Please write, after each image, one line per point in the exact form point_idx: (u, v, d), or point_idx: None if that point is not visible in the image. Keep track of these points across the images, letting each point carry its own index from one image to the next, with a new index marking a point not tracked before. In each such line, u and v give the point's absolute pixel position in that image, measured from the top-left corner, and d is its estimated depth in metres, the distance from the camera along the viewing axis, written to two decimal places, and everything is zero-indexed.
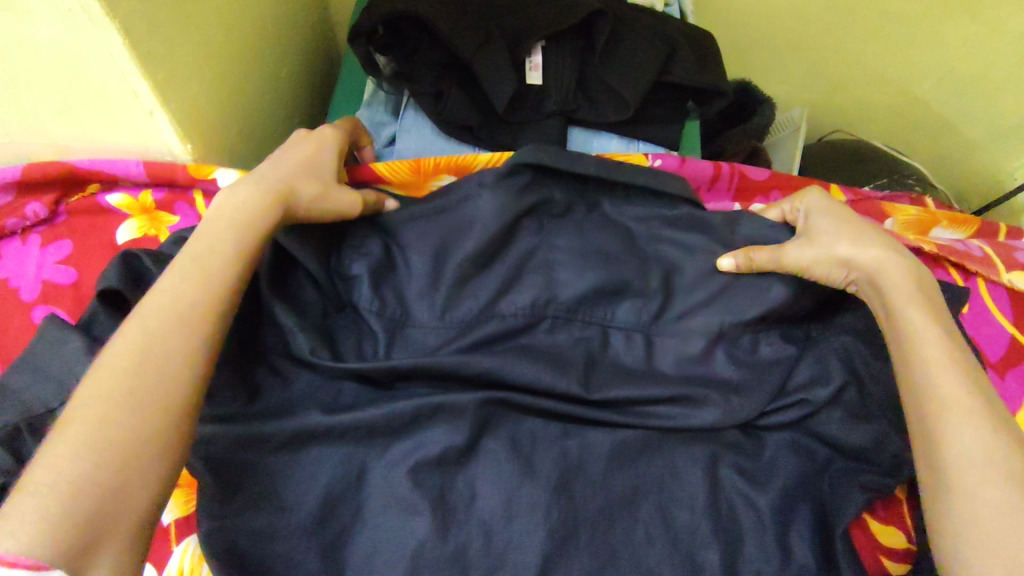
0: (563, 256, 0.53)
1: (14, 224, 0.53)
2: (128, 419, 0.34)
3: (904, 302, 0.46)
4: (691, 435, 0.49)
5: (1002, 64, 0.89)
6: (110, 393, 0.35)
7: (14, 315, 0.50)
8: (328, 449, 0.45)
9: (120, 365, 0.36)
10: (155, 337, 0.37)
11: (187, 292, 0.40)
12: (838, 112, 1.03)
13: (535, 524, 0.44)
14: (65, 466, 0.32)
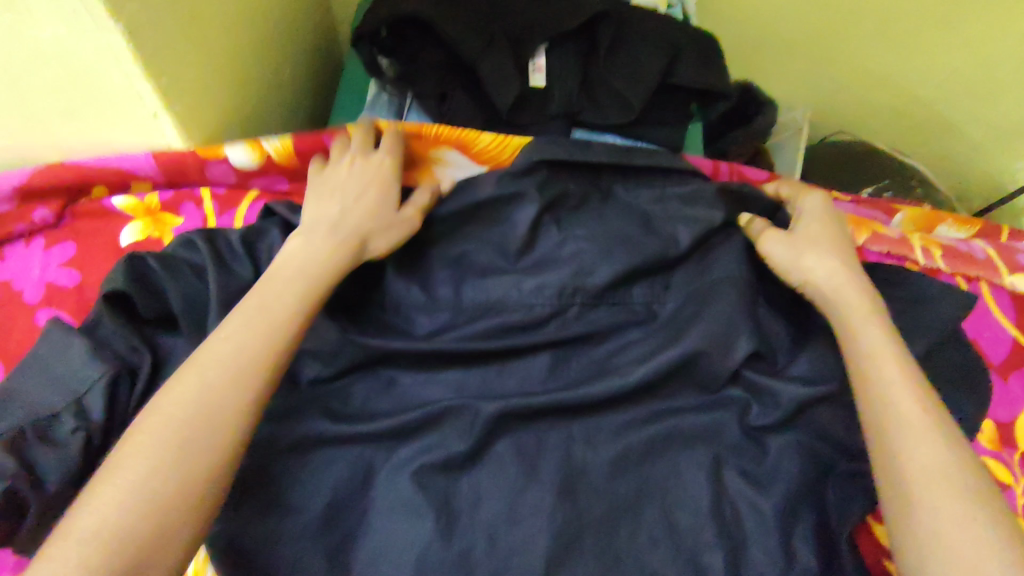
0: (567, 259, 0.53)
1: (21, 229, 0.52)
2: (163, 479, 0.34)
3: (856, 316, 0.46)
4: (697, 437, 0.49)
5: (1006, 67, 0.89)
6: (160, 441, 0.35)
7: (18, 318, 0.50)
8: (335, 453, 0.45)
9: (173, 413, 0.36)
10: (208, 386, 0.38)
11: (246, 341, 0.40)
12: (841, 114, 1.03)
13: (539, 527, 0.44)
14: (108, 514, 0.33)
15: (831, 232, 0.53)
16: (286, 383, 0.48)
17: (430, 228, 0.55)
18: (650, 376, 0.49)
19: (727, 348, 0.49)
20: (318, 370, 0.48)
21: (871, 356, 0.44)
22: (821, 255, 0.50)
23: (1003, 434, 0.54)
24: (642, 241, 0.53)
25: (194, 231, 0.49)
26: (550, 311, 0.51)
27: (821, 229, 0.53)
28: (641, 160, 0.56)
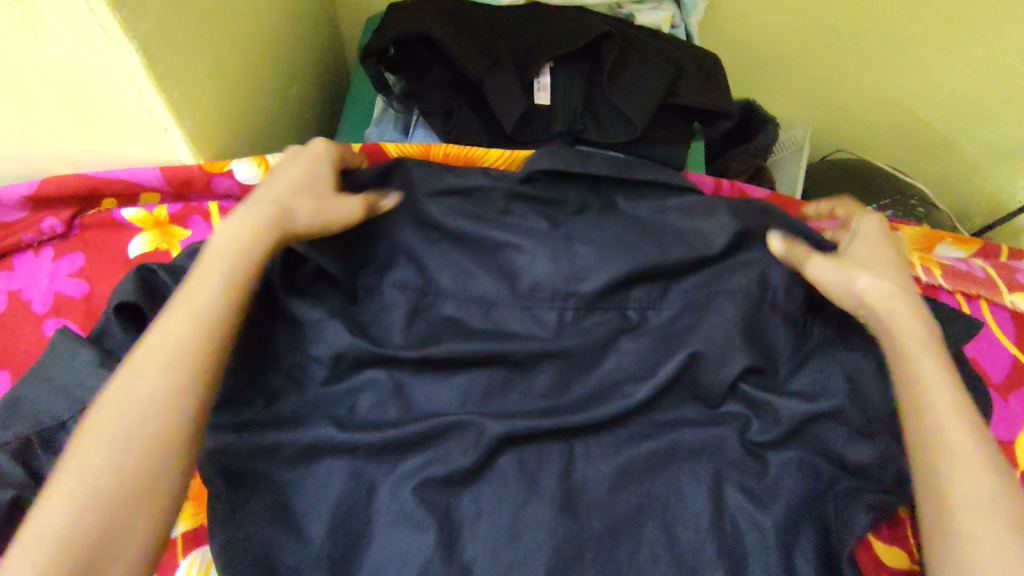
0: (565, 271, 0.53)
1: (30, 239, 0.53)
2: (108, 472, 0.35)
3: (913, 345, 0.46)
4: (698, 452, 0.50)
5: (1009, 84, 0.89)
6: (100, 441, 0.36)
7: (26, 328, 0.50)
8: (337, 463, 0.46)
9: (100, 428, 0.37)
10: (138, 378, 0.38)
11: (180, 330, 0.40)
12: (841, 132, 1.04)
13: (540, 541, 0.45)
14: (54, 511, 0.34)
15: (879, 249, 0.52)
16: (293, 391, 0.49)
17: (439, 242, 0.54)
18: (649, 387, 0.50)
19: (717, 364, 0.50)
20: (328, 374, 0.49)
21: (926, 391, 0.43)
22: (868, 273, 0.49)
23: (1004, 453, 0.54)
24: (645, 258, 0.53)
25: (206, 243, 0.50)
26: (548, 316, 0.53)
27: (868, 249, 0.52)
28: (644, 175, 0.57)
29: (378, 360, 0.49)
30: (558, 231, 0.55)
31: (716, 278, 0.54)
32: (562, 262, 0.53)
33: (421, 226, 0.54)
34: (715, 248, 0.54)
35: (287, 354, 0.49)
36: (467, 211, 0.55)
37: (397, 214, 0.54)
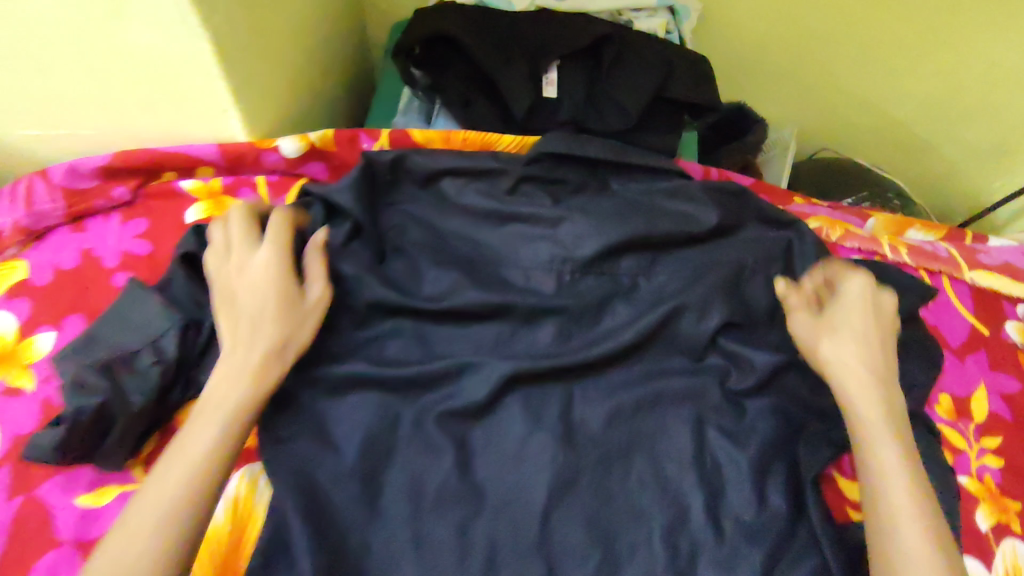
0: (562, 239, 0.61)
1: (101, 205, 0.60)
2: (166, 521, 0.41)
3: (877, 430, 0.49)
4: (682, 397, 0.57)
5: (977, 85, 0.93)
6: (164, 492, 0.42)
7: (98, 279, 0.58)
8: (369, 395, 0.53)
9: (164, 481, 0.42)
10: (200, 439, 0.44)
11: (238, 398, 0.46)
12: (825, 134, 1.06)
13: (543, 465, 0.52)
14: (123, 548, 0.39)
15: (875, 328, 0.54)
16: (331, 335, 0.56)
17: (456, 213, 0.62)
18: (638, 336, 0.57)
19: (700, 315, 0.59)
20: (363, 322, 0.57)
21: (884, 470, 0.47)
22: (846, 353, 0.52)
23: (961, 407, 0.60)
24: (637, 229, 0.60)
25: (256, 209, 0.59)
26: (548, 278, 0.60)
27: (858, 317, 0.54)
28: (637, 160, 0.64)
29: (401, 309, 0.57)
30: (559, 205, 0.62)
31: (694, 252, 0.63)
32: (569, 230, 0.61)
33: (440, 200, 0.63)
34: (697, 224, 0.62)
35: (329, 304, 0.58)
36: (482, 188, 0.62)
37: (424, 188, 0.63)
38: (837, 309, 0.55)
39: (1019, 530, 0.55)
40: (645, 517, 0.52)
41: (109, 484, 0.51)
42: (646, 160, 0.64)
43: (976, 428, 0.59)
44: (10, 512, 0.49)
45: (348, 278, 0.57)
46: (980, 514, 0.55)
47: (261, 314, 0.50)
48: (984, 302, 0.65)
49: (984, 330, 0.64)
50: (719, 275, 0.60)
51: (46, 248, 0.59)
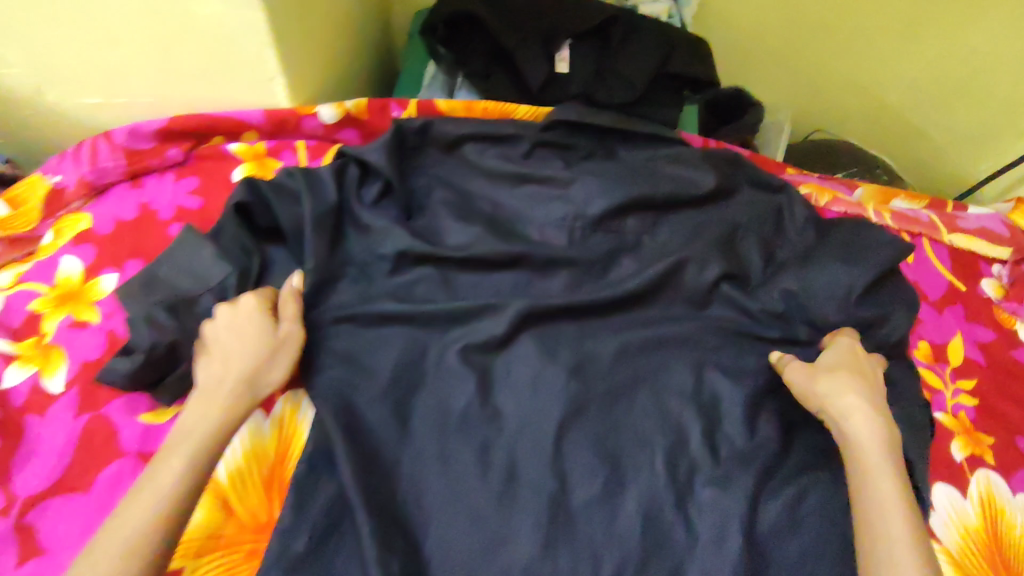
0: (571, 196, 0.66)
1: (157, 164, 0.67)
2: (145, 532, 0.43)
3: (866, 449, 0.52)
4: (684, 338, 0.62)
5: (964, 69, 0.95)
6: (143, 507, 0.44)
7: (155, 229, 0.64)
8: (400, 330, 0.59)
9: (143, 496, 0.45)
10: (176, 456, 0.47)
11: (209, 415, 0.49)
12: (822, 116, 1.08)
13: (556, 394, 0.57)
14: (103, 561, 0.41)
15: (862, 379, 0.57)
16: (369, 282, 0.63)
17: (479, 173, 0.68)
18: (643, 283, 0.63)
19: (700, 267, 0.65)
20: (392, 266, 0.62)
21: (869, 481, 0.50)
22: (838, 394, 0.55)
23: (938, 352, 0.66)
24: (641, 190, 0.66)
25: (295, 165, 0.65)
26: (560, 233, 0.66)
27: (841, 364, 0.57)
28: (641, 129, 0.71)
29: (428, 257, 0.63)
30: (571, 168, 0.68)
31: (693, 213, 0.69)
32: (583, 188, 0.66)
33: (462, 162, 0.69)
34: (697, 188, 0.68)
35: (361, 253, 0.63)
36: (501, 153, 0.69)
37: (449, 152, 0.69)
38: (828, 358, 0.58)
39: (991, 462, 0.60)
40: (648, 441, 0.57)
41: (167, 406, 0.56)
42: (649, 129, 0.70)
43: (952, 372, 0.64)
44: (78, 427, 0.55)
45: (380, 229, 0.63)
46: (954, 446, 0.60)
47: (242, 353, 0.53)
48: (960, 262, 0.71)
49: (960, 286, 0.69)
50: (716, 231, 0.66)
51: (108, 202, 0.66)
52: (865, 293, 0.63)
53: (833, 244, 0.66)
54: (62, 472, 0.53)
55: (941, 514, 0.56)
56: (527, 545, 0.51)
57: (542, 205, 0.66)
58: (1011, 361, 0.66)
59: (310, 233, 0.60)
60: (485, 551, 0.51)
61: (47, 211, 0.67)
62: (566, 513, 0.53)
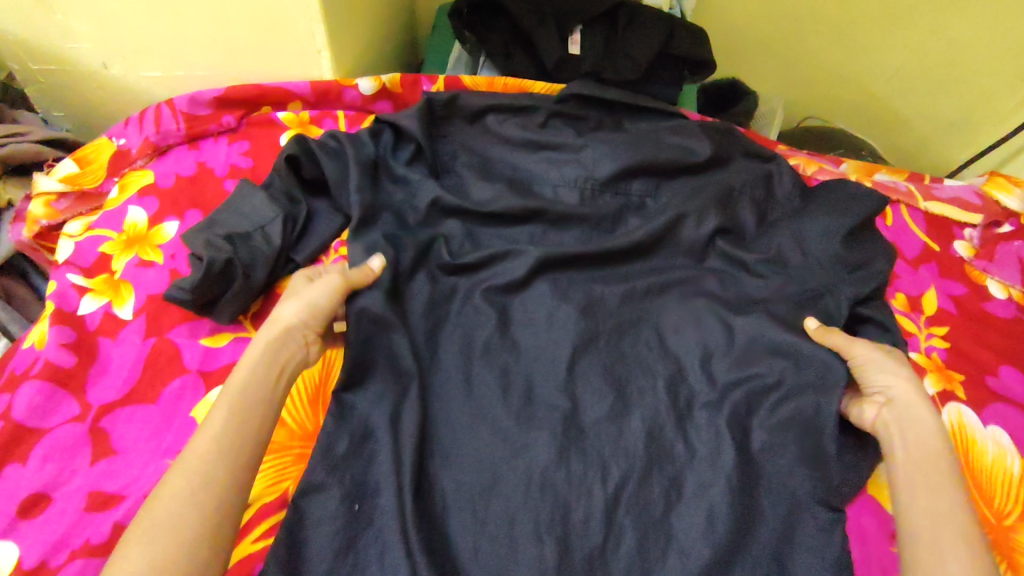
0: (584, 161, 0.74)
1: (214, 129, 0.75)
2: (211, 476, 0.42)
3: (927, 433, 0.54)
4: (681, 286, 0.70)
5: (944, 62, 1.01)
6: (205, 452, 0.43)
7: (212, 185, 0.72)
8: (432, 271, 0.67)
9: (207, 441, 0.44)
10: (235, 405, 0.47)
11: (262, 370, 0.50)
12: (812, 107, 1.15)
13: (569, 327, 0.65)
14: (169, 507, 0.40)
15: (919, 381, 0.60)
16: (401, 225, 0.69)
17: (497, 139, 0.75)
18: (648, 236, 0.70)
19: (698, 221, 0.72)
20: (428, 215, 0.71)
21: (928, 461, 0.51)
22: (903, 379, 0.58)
23: (913, 302, 0.73)
24: (646, 157, 0.74)
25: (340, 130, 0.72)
26: (572, 193, 0.74)
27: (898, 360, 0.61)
28: (645, 104, 0.79)
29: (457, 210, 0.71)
30: (582, 136, 0.76)
31: (691, 178, 0.76)
32: (594, 153, 0.74)
33: (485, 130, 0.76)
34: (696, 155, 0.76)
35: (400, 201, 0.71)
36: (520, 123, 0.76)
37: (474, 120, 0.76)
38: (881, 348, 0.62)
39: (961, 397, 0.66)
40: (650, 369, 0.64)
41: (224, 333, 0.63)
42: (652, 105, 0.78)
43: (925, 319, 0.71)
44: (145, 348, 0.62)
45: (415, 182, 0.72)
46: (927, 382, 0.67)
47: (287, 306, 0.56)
48: (935, 225, 0.78)
49: (935, 246, 0.77)
50: (715, 190, 0.74)
51: (168, 161, 0.74)
52: (847, 245, 0.70)
53: (819, 204, 0.73)
54: (129, 386, 0.59)
55: None
56: (542, 453, 0.58)
57: (561, 168, 0.74)
58: (981, 311, 0.73)
59: (353, 171, 0.68)
60: (504, 456, 0.58)
61: (112, 170, 0.74)
62: (577, 428, 0.60)
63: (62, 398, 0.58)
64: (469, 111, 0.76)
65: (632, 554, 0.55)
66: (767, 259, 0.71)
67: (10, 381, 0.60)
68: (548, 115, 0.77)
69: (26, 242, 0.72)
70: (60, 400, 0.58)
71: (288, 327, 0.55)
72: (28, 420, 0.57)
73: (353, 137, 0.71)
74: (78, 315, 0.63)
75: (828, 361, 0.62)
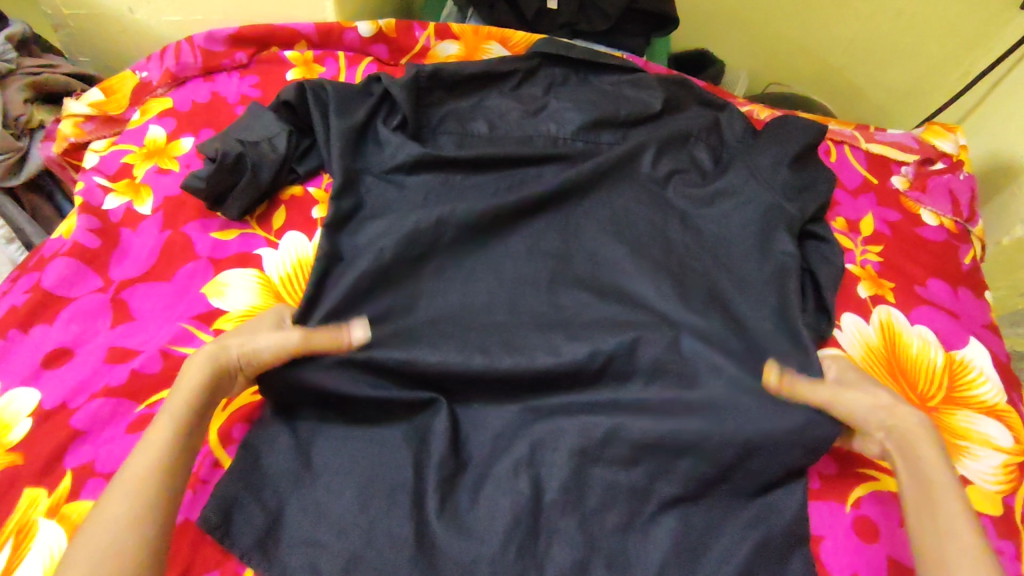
0: (553, 111, 0.83)
1: (228, 64, 0.83)
2: (149, 488, 0.47)
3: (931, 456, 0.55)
4: (646, 203, 0.76)
5: (893, 32, 1.11)
6: (144, 465, 0.48)
7: (224, 109, 0.80)
8: (420, 182, 0.75)
9: (146, 455, 0.49)
10: (172, 417, 0.51)
11: (202, 377, 0.54)
12: (776, 78, 1.26)
13: (541, 230, 0.73)
14: (111, 517, 0.45)
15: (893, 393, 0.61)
16: (395, 186, 0.75)
17: (477, 83, 0.84)
18: (616, 157, 0.77)
19: (657, 155, 0.80)
20: (410, 160, 0.75)
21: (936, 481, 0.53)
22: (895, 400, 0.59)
23: (852, 225, 0.81)
24: (607, 108, 0.83)
25: (329, 82, 0.78)
26: (549, 126, 0.82)
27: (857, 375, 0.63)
28: (607, 60, 0.87)
29: (441, 162, 0.76)
30: (550, 93, 0.85)
31: (654, 117, 0.84)
32: (560, 105, 0.84)
33: (473, 83, 0.84)
34: (654, 103, 0.85)
35: (383, 144, 0.77)
36: (497, 91, 0.85)
37: (459, 89, 0.83)
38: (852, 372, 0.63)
39: (892, 301, 0.74)
40: (611, 265, 0.71)
41: (232, 229, 0.71)
42: (614, 61, 0.87)
43: (861, 238, 0.79)
44: (161, 239, 0.69)
45: (396, 142, 0.76)
46: (860, 288, 0.75)
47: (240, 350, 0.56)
48: (875, 162, 0.87)
49: (873, 180, 0.85)
50: (674, 126, 0.83)
51: (186, 90, 0.82)
52: (792, 171, 0.78)
53: (768, 138, 0.82)
54: (148, 267, 0.67)
55: (849, 335, 0.70)
56: (517, 335, 0.65)
57: (538, 111, 0.83)
58: (914, 235, 0.81)
59: (334, 138, 0.74)
60: (487, 338, 0.64)
61: (134, 98, 0.82)
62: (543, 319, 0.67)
63: (88, 274, 0.66)
64: (449, 84, 0.82)
65: (602, 410, 0.61)
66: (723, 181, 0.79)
67: (39, 261, 0.67)
68: (519, 78, 0.85)
69: (55, 157, 0.81)
70: (85, 275, 0.66)
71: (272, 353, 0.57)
72: (56, 289, 0.64)
73: (338, 84, 0.78)
74: (103, 209, 0.71)
75: (761, 275, 0.71)
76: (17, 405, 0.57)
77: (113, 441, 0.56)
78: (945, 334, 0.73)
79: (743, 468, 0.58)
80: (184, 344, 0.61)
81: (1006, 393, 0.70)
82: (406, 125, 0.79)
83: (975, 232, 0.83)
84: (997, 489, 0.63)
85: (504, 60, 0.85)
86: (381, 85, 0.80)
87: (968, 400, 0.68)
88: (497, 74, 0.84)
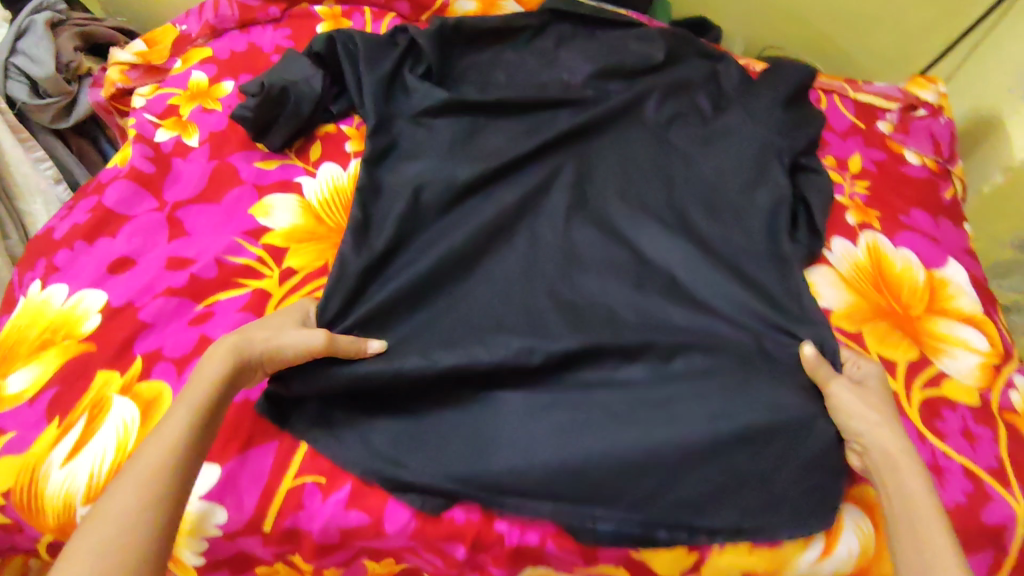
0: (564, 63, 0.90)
1: (262, 17, 0.90)
2: (139, 494, 0.45)
3: (907, 466, 0.53)
4: (651, 140, 0.83)
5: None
6: (146, 465, 0.47)
7: (260, 57, 0.86)
8: (446, 123, 0.81)
9: (145, 458, 0.47)
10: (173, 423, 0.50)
11: (206, 381, 0.52)
12: (770, 46, 1.33)
13: (557, 161, 0.79)
14: (107, 520, 0.44)
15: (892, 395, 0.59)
16: (423, 130, 0.81)
17: (494, 36, 0.91)
18: (623, 101, 0.84)
19: (661, 99, 0.86)
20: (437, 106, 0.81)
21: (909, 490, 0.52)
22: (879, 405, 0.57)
23: (840, 162, 0.88)
24: (614, 59, 0.90)
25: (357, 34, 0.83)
26: (562, 74, 0.89)
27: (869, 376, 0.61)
28: (613, 16, 0.94)
29: (466, 107, 0.82)
30: (560, 46, 0.92)
31: (658, 65, 0.91)
32: (570, 57, 0.91)
33: (490, 36, 0.91)
34: (657, 54, 0.91)
35: (409, 89, 0.83)
36: (512, 45, 0.91)
37: (478, 41, 0.90)
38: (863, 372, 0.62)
39: (878, 227, 0.81)
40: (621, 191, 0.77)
41: (274, 160, 0.77)
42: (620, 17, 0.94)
43: (848, 173, 0.86)
44: (209, 167, 0.75)
45: (422, 89, 0.83)
46: (849, 215, 0.81)
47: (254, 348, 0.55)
48: (862, 109, 0.94)
49: (861, 124, 0.92)
50: (675, 75, 0.89)
51: (224, 41, 0.89)
52: (784, 114, 0.85)
53: (762, 85, 0.89)
54: (198, 191, 0.73)
55: (838, 255, 0.77)
56: (538, 250, 0.71)
57: (551, 62, 0.90)
58: (899, 172, 0.88)
59: (366, 81, 0.80)
60: (512, 252, 0.71)
61: (176, 49, 0.89)
62: (561, 239, 0.73)
63: (144, 196, 0.72)
64: (468, 36, 0.89)
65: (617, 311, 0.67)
66: (722, 122, 0.85)
67: (98, 186, 0.73)
68: (532, 34, 0.92)
69: (104, 103, 0.87)
70: (142, 197, 0.72)
71: (295, 352, 0.56)
72: (116, 208, 0.70)
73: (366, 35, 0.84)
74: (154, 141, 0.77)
75: (759, 201, 0.77)
76: (87, 303, 0.64)
77: (177, 332, 0.62)
78: (927, 255, 0.79)
79: (743, 358, 0.65)
80: (237, 255, 0.67)
81: (983, 306, 0.77)
82: (430, 73, 0.85)
83: (954, 171, 0.90)
84: (975, 385, 0.70)
85: (519, 15, 0.92)
86: (406, 37, 0.87)
87: (948, 310, 0.75)
88: (513, 28, 0.91)
